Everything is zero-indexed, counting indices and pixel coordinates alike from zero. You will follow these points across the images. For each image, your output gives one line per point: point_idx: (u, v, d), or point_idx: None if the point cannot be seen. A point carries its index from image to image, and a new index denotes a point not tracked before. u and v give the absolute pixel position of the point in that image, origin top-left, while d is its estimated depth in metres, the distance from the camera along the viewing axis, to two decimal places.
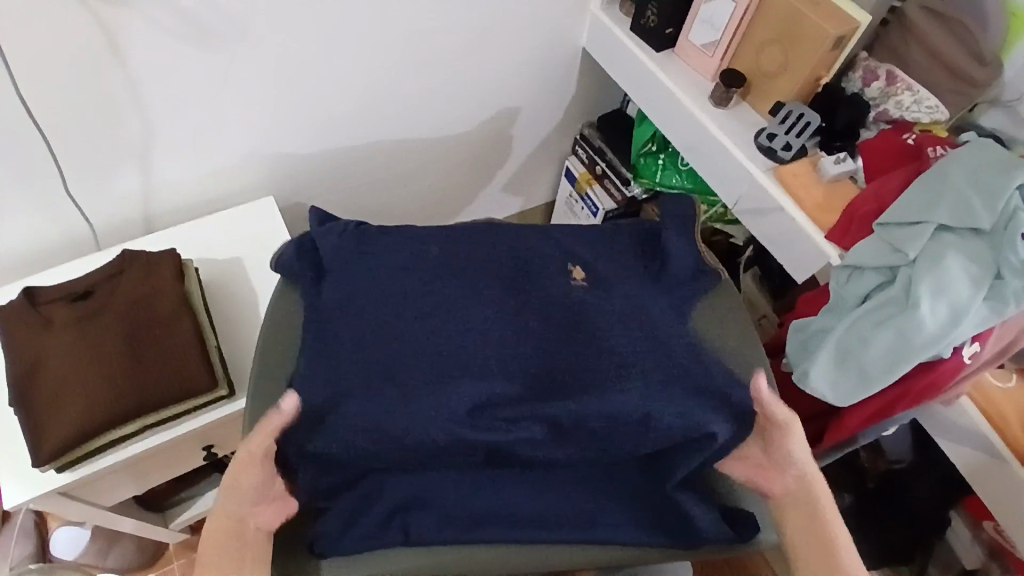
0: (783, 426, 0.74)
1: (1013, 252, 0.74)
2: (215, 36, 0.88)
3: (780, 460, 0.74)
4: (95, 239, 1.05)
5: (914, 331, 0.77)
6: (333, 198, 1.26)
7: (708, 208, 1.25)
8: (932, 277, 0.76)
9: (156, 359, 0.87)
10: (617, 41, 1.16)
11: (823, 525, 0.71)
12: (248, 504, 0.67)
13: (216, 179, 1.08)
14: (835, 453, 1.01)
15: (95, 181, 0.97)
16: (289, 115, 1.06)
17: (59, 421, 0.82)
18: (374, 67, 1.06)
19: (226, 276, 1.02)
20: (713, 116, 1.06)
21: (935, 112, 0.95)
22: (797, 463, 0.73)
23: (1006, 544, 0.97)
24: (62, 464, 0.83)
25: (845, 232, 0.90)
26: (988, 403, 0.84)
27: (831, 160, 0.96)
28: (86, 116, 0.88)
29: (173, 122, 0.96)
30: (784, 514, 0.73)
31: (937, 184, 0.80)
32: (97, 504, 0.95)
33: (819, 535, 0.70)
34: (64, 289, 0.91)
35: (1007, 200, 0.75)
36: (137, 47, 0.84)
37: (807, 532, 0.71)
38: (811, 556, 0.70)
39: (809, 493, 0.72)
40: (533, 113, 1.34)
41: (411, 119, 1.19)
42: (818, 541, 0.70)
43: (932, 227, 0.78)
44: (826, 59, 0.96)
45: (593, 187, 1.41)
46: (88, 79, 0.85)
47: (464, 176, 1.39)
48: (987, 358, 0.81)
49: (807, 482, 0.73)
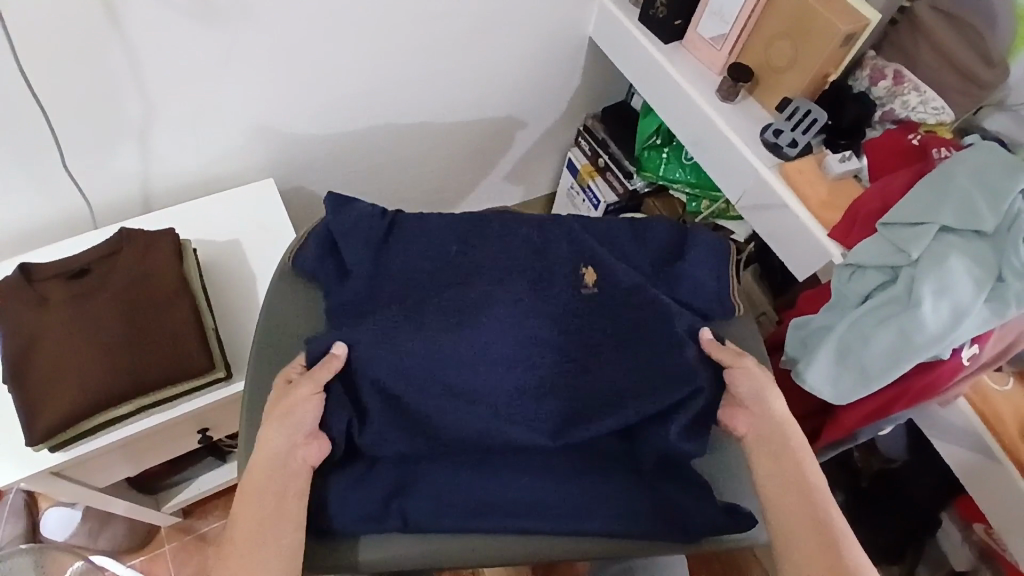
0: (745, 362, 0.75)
1: (1016, 255, 0.74)
2: (219, 15, 0.87)
3: (751, 402, 0.73)
4: (92, 217, 1.04)
5: (914, 331, 0.77)
6: (336, 183, 1.25)
7: (711, 203, 1.26)
8: (934, 277, 0.77)
9: (154, 340, 0.86)
10: (625, 31, 1.15)
11: (793, 467, 0.68)
12: (292, 441, 0.67)
13: (218, 159, 1.07)
14: (830, 451, 1.01)
15: (94, 158, 0.95)
16: (291, 98, 1.04)
17: (54, 400, 0.81)
18: (379, 51, 1.05)
19: (225, 257, 1.01)
20: (720, 111, 1.05)
21: (941, 113, 0.95)
22: (766, 402, 0.72)
23: (995, 545, 0.98)
24: (55, 443, 0.82)
25: (849, 231, 0.90)
26: (985, 405, 0.85)
27: (837, 158, 0.96)
28: (86, 92, 0.87)
29: (173, 100, 0.94)
30: (754, 457, 0.70)
31: (943, 185, 0.80)
32: (90, 485, 0.94)
33: (786, 474, 0.67)
34: (60, 266, 0.89)
35: (1011, 203, 0.75)
36: (139, 23, 0.83)
37: (777, 471, 0.68)
38: (782, 503, 0.66)
39: (781, 434, 0.70)
40: (538, 102, 1.33)
41: (414, 104, 1.18)
42: (788, 480, 0.67)
43: (936, 227, 0.78)
44: (835, 56, 0.95)
45: (595, 179, 1.41)
46: (91, 56, 0.83)
47: (465, 165, 1.38)
48: (986, 360, 0.82)
49: (778, 423, 0.71)
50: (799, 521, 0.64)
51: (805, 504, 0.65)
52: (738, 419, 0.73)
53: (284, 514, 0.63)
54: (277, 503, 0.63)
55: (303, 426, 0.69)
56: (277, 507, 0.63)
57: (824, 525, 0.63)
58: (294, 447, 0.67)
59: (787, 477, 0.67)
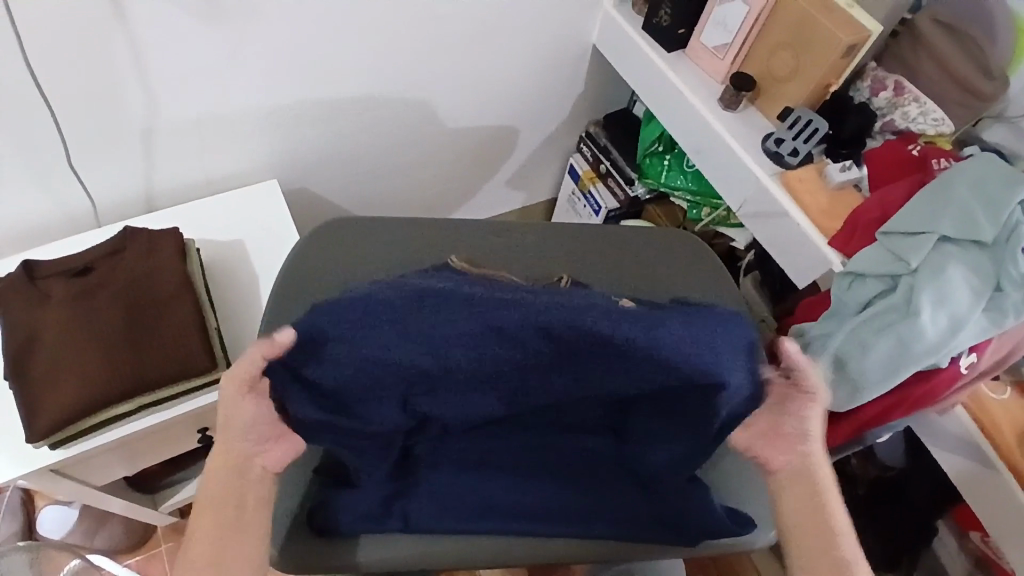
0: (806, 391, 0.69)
1: (1014, 264, 0.76)
2: (227, 14, 0.88)
3: (792, 433, 0.70)
4: (95, 215, 1.04)
5: (914, 340, 0.78)
6: (338, 185, 1.25)
7: (711, 210, 1.27)
8: (933, 286, 0.77)
9: (156, 338, 0.86)
10: (628, 39, 1.16)
11: (824, 512, 0.68)
12: (249, 443, 0.67)
13: (221, 159, 1.07)
14: (836, 455, 1.00)
15: (99, 156, 0.96)
16: (297, 99, 1.05)
17: (57, 396, 0.81)
18: (385, 54, 1.06)
19: (227, 257, 1.02)
20: (722, 119, 1.06)
21: (940, 124, 0.96)
22: (808, 440, 0.70)
23: (993, 556, 0.98)
24: (56, 440, 0.82)
25: (849, 239, 0.90)
26: (983, 414, 0.85)
27: (837, 167, 0.97)
28: (91, 89, 0.87)
29: (179, 98, 0.94)
30: (784, 493, 0.70)
31: (942, 195, 0.81)
32: (88, 483, 0.94)
33: (815, 519, 0.68)
34: (65, 263, 0.90)
35: (1010, 213, 0.77)
36: (145, 19, 0.83)
37: (808, 515, 0.68)
38: (808, 539, 0.67)
39: (812, 473, 0.70)
40: (540, 107, 1.34)
41: (417, 107, 1.18)
42: (814, 525, 0.67)
43: (935, 237, 0.79)
44: (837, 66, 0.96)
45: (597, 185, 1.41)
46: (98, 51, 0.84)
47: (467, 168, 1.39)
48: (983, 369, 0.82)
49: (812, 463, 0.70)
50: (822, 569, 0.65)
51: (830, 549, 0.66)
52: (775, 451, 0.71)
53: (248, 525, 0.65)
54: (237, 511, 0.66)
55: (260, 410, 0.66)
56: (237, 517, 0.65)
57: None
58: (250, 454, 0.67)
59: (818, 527, 0.67)
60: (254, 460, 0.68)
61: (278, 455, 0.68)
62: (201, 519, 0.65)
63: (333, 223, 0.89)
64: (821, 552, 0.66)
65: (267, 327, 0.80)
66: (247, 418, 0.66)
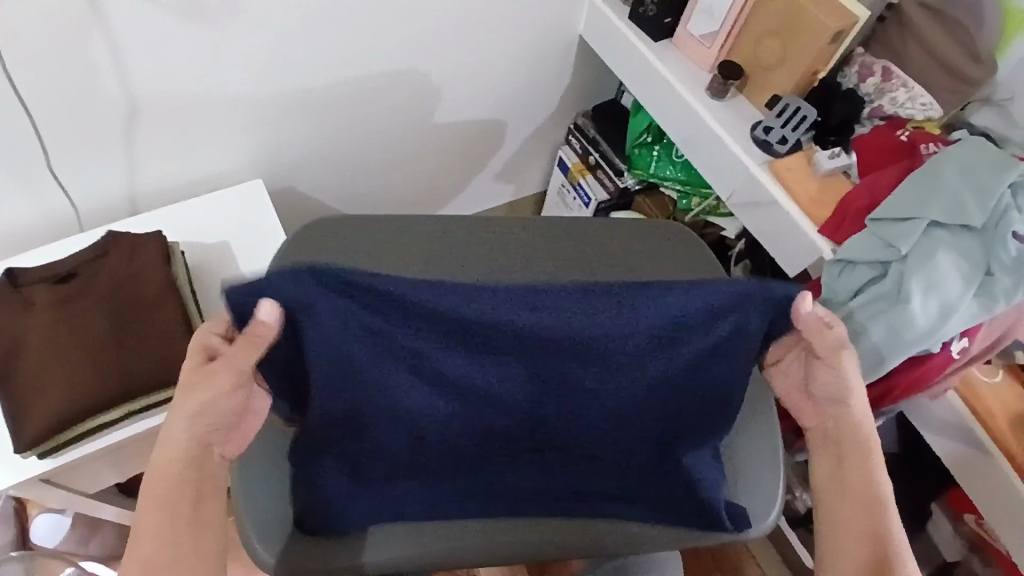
0: (840, 353, 0.67)
1: (1004, 250, 0.76)
2: (208, 14, 0.87)
3: (819, 397, 0.69)
4: (78, 219, 1.02)
5: (905, 326, 0.78)
6: (324, 183, 1.24)
7: (701, 200, 1.25)
8: (925, 271, 0.78)
9: (143, 345, 0.85)
10: (615, 29, 1.15)
11: (858, 474, 0.66)
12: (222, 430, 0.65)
13: (204, 160, 1.06)
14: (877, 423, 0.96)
15: (81, 158, 0.94)
16: (282, 99, 1.04)
17: (44, 405, 0.81)
18: (368, 52, 1.05)
19: (213, 259, 1.01)
20: (709, 108, 1.05)
21: (929, 109, 0.96)
22: (841, 403, 0.68)
23: (988, 537, 1.00)
24: (44, 449, 0.81)
25: (838, 227, 0.90)
26: (974, 398, 0.85)
27: (826, 154, 0.96)
28: (71, 93, 0.86)
29: (162, 100, 0.93)
30: (816, 455, 0.69)
31: (930, 181, 0.82)
32: (79, 491, 0.93)
33: (848, 479, 0.66)
34: (47, 269, 0.88)
35: (998, 199, 0.77)
36: (125, 21, 0.82)
37: (836, 474, 0.67)
38: (840, 506, 0.66)
39: (851, 434, 0.68)
40: (528, 100, 1.33)
41: (404, 106, 1.18)
42: (846, 487, 0.66)
43: (925, 222, 0.79)
44: (824, 52, 0.96)
45: (586, 177, 1.40)
46: (73, 55, 0.82)
47: (456, 163, 1.38)
48: (975, 354, 0.83)
49: (848, 425, 0.68)
50: (852, 536, 0.64)
51: (861, 501, 0.65)
52: (805, 412, 0.72)
53: (204, 517, 0.61)
54: (194, 502, 0.61)
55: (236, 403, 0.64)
56: (193, 512, 0.61)
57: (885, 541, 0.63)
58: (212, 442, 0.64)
59: (844, 487, 0.66)
60: (214, 449, 0.64)
61: (235, 447, 0.67)
62: (148, 509, 0.59)
63: (309, 226, 0.88)
64: (855, 520, 0.65)
65: None
66: (226, 409, 0.64)
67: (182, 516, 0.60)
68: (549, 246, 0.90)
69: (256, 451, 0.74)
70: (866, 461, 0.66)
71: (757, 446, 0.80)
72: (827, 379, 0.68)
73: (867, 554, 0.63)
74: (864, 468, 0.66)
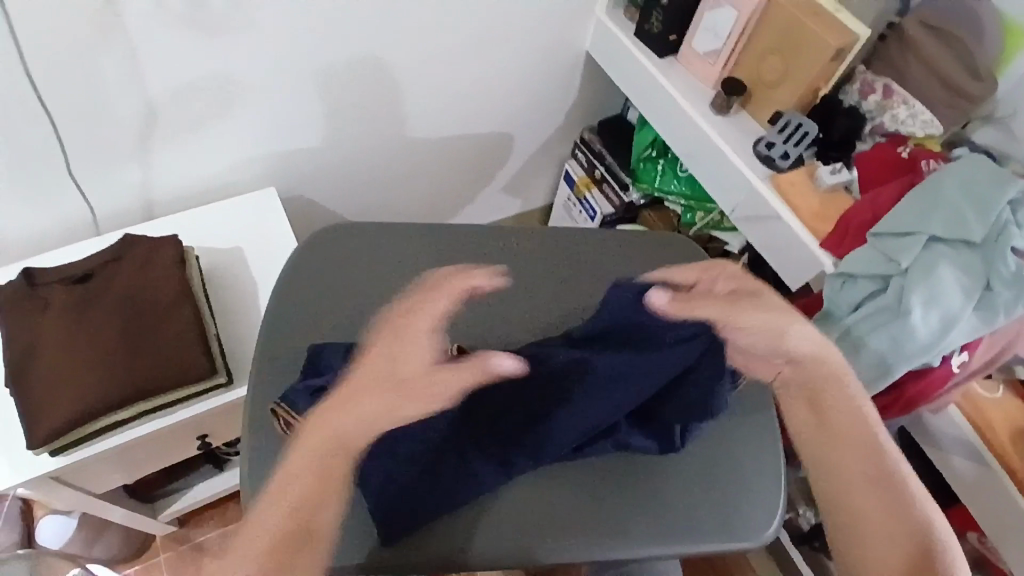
0: (728, 311, 0.75)
1: (1004, 263, 0.77)
2: (224, 25, 0.89)
3: (781, 352, 0.77)
4: (94, 224, 1.05)
5: (907, 339, 0.79)
6: (334, 193, 1.26)
7: (705, 214, 1.27)
8: (925, 287, 0.79)
9: (154, 347, 0.87)
10: (622, 46, 1.18)
11: (835, 411, 0.74)
12: (354, 432, 0.65)
13: (220, 168, 1.08)
14: None
15: (102, 164, 0.97)
16: (295, 109, 1.06)
17: (57, 402, 0.82)
18: (380, 65, 1.08)
19: (225, 265, 1.03)
20: (713, 124, 1.07)
21: (930, 125, 0.98)
22: (796, 356, 0.76)
23: (991, 554, 0.99)
24: (56, 446, 0.83)
25: (840, 241, 0.91)
26: (976, 412, 0.86)
27: (827, 170, 0.98)
28: (91, 101, 0.89)
29: (179, 109, 0.96)
30: (791, 411, 0.78)
31: (932, 196, 0.83)
32: (87, 492, 0.96)
33: (830, 422, 0.74)
34: (63, 271, 0.91)
35: (999, 213, 0.79)
36: (145, 31, 0.85)
37: (817, 423, 0.75)
38: (831, 447, 0.73)
39: (817, 376, 0.76)
40: (536, 114, 1.35)
41: (413, 121, 1.21)
42: (831, 430, 0.74)
43: (926, 236, 0.81)
44: (825, 70, 0.98)
45: (592, 191, 1.42)
46: (95, 64, 0.85)
47: (464, 176, 1.40)
48: (976, 367, 0.83)
49: (805, 369, 0.77)
50: (852, 472, 0.72)
51: (862, 453, 0.72)
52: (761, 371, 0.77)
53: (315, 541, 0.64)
54: (307, 532, 0.64)
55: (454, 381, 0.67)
56: (305, 538, 0.63)
57: (889, 473, 0.71)
58: (343, 451, 0.65)
59: (841, 441, 0.73)
60: (337, 464, 0.65)
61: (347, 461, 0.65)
62: (253, 542, 0.62)
63: (322, 232, 0.90)
64: (848, 457, 0.72)
65: (262, 338, 0.82)
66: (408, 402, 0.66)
67: (292, 541, 0.63)
68: (560, 250, 0.92)
69: (263, 451, 0.75)
70: (840, 400, 0.74)
71: (755, 455, 0.81)
72: (744, 336, 0.75)
73: (885, 502, 0.70)
74: (850, 418, 0.73)
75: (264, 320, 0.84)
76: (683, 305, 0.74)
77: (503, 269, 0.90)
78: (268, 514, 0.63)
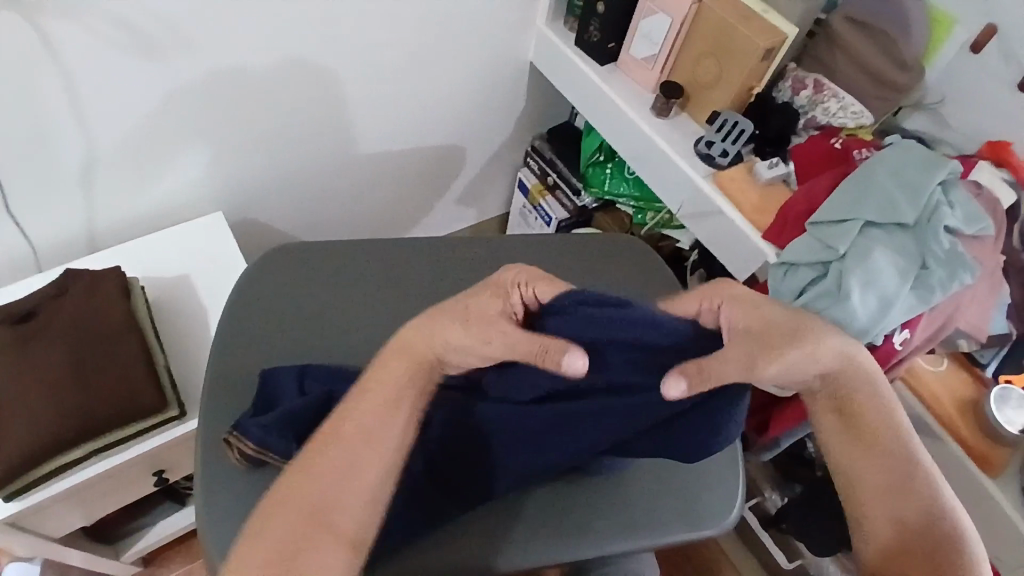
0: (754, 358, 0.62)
1: (937, 242, 0.81)
2: (161, 51, 0.89)
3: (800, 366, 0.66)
4: (37, 260, 1.03)
5: (848, 322, 0.81)
6: (285, 214, 1.26)
7: (655, 214, 1.30)
8: (862, 270, 0.81)
9: (103, 383, 0.85)
10: (563, 55, 1.20)
11: (865, 421, 0.67)
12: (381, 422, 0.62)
13: (166, 195, 1.07)
14: None
15: (42, 198, 0.95)
16: (240, 132, 1.06)
17: (5, 447, 0.80)
18: (324, 85, 1.08)
19: (176, 293, 1.01)
20: (655, 126, 1.10)
21: (859, 116, 1.01)
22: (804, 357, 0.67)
23: None
24: (8, 492, 0.81)
25: (780, 232, 0.94)
26: (920, 386, 0.90)
27: (765, 165, 1.01)
28: (25, 134, 0.87)
29: (119, 138, 0.95)
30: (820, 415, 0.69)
31: (864, 184, 0.86)
32: (46, 535, 0.93)
33: (861, 429, 0.67)
34: (6, 310, 0.89)
35: (930, 195, 0.83)
36: (77, 60, 0.84)
37: (849, 431, 0.67)
38: (863, 458, 0.66)
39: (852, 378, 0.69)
40: (485, 125, 1.36)
41: (361, 139, 1.21)
42: (862, 437, 0.67)
43: (861, 222, 0.84)
44: (757, 69, 1.01)
45: (546, 198, 1.43)
46: (28, 96, 0.84)
47: (417, 190, 1.41)
48: (919, 344, 0.85)
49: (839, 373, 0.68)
50: (879, 485, 0.64)
51: (888, 464, 0.65)
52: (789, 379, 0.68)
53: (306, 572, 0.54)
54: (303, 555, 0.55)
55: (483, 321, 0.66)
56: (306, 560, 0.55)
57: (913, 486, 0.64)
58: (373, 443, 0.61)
59: (861, 447, 0.67)
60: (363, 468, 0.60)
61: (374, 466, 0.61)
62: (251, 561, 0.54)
63: (270, 254, 0.90)
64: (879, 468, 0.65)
65: (213, 366, 0.81)
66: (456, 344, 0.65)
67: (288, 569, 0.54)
68: (510, 258, 0.93)
69: (219, 479, 0.74)
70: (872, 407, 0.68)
71: None
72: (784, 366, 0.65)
73: (897, 515, 0.62)
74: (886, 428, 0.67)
75: (214, 348, 0.83)
76: (706, 375, 0.59)
77: (454, 280, 0.90)
78: (271, 533, 0.56)
